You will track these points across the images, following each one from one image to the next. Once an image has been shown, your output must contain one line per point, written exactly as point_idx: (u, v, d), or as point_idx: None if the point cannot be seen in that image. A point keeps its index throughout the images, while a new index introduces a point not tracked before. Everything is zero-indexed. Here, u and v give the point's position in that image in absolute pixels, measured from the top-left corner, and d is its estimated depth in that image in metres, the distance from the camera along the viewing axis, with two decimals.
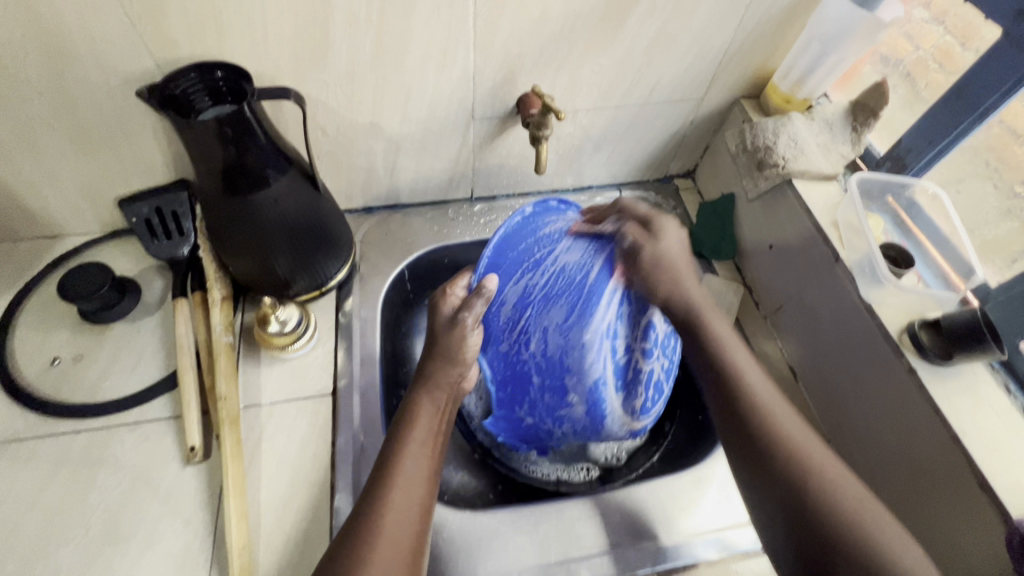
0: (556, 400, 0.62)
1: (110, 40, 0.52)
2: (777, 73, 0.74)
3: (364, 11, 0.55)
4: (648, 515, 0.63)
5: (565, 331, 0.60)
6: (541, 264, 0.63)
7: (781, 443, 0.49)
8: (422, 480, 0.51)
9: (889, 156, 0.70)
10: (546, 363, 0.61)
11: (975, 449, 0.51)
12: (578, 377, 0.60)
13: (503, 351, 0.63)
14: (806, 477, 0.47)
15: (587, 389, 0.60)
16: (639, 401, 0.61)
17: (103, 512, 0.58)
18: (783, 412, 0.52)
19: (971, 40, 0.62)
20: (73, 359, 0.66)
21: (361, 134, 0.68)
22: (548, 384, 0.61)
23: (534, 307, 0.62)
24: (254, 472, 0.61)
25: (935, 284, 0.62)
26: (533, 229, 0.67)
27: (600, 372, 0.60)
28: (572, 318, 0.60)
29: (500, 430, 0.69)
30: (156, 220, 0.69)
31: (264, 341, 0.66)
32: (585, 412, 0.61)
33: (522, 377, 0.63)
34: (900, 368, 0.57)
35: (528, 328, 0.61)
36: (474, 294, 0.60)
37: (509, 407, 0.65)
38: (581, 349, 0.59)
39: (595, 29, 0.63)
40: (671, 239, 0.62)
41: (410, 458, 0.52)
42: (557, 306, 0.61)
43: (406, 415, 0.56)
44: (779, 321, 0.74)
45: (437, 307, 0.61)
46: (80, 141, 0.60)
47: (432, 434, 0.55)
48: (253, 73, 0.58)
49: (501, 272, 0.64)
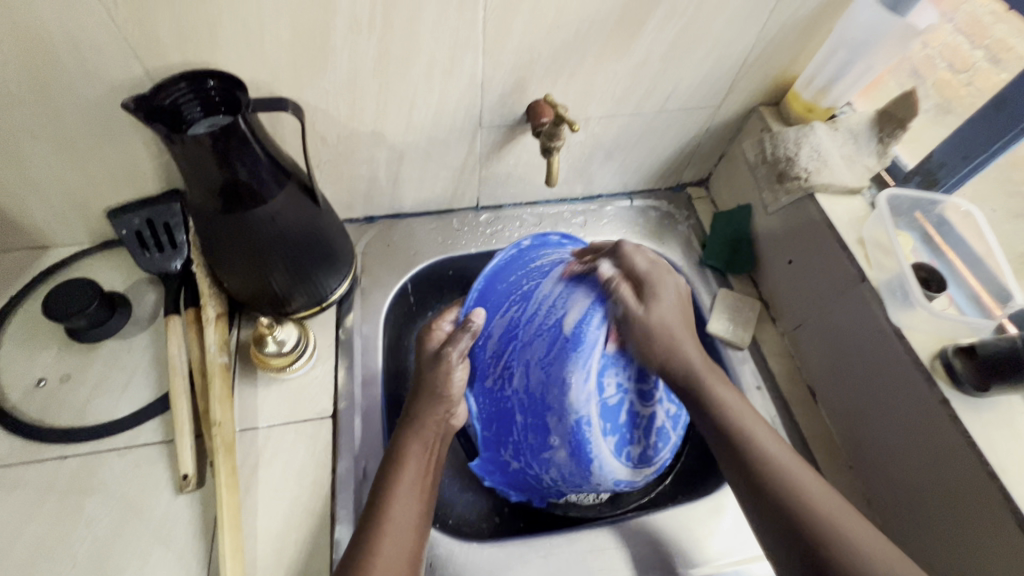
0: (538, 440, 0.58)
1: (95, 46, 0.48)
2: (799, 80, 0.70)
3: (367, 16, 0.52)
4: (664, 547, 0.60)
5: (545, 366, 0.56)
6: (527, 296, 0.61)
7: (792, 495, 0.47)
8: (411, 528, 0.50)
9: (919, 169, 0.67)
10: (529, 401, 0.58)
11: (1014, 487, 0.49)
12: (559, 416, 0.55)
13: (488, 386, 0.62)
14: (833, 547, 0.43)
15: (570, 430, 0.55)
16: (635, 449, 0.59)
17: (90, 545, 0.55)
18: (800, 470, 0.49)
19: (979, 39, 0.71)
20: (60, 380, 0.63)
21: (364, 143, 0.65)
22: (531, 423, 0.58)
23: (516, 342, 0.60)
24: (251, 501, 0.58)
25: (968, 307, 0.60)
26: (525, 261, 0.66)
27: (582, 411, 0.55)
28: (553, 353, 0.56)
29: (488, 473, 0.66)
30: (147, 232, 0.65)
31: (260, 361, 0.62)
32: (568, 460, 0.57)
33: (505, 419, 0.61)
34: (932, 398, 0.55)
35: (518, 359, 0.59)
36: (459, 329, 0.60)
37: (494, 448, 0.63)
38: (562, 386, 0.55)
39: (612, 34, 0.60)
40: (664, 298, 0.58)
41: (400, 502, 0.50)
42: (540, 339, 0.58)
43: (396, 445, 0.55)
44: (797, 339, 0.72)
45: (423, 343, 0.62)
46: (65, 151, 0.57)
47: (422, 471, 0.54)
48: (248, 81, 0.55)
49: (489, 305, 0.64)
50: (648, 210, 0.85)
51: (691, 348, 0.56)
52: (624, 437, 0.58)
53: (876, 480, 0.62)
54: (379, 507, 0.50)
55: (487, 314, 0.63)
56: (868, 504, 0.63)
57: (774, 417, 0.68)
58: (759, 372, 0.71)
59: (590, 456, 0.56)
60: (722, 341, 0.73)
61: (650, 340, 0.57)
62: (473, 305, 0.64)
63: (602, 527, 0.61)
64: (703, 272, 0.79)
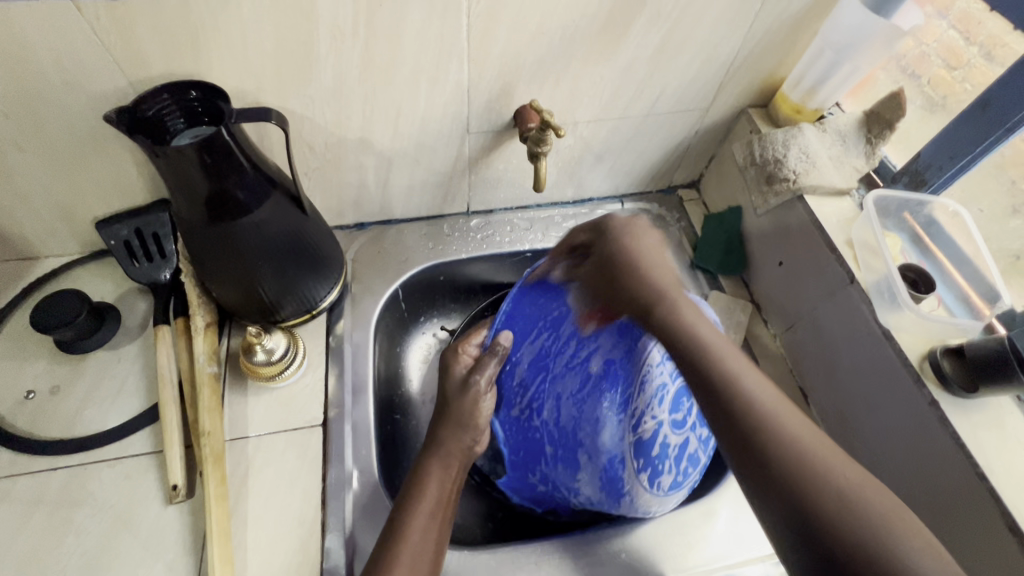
0: (566, 474, 0.60)
1: (77, 58, 0.48)
2: (787, 82, 0.71)
3: (350, 23, 0.52)
4: (655, 553, 0.60)
5: (578, 402, 0.58)
6: (557, 325, 0.62)
7: (772, 430, 0.40)
8: (426, 558, 0.49)
9: (907, 170, 0.67)
10: (559, 434, 0.60)
11: (1003, 488, 0.49)
12: (591, 453, 0.58)
13: (514, 416, 0.62)
14: (816, 493, 0.36)
15: (602, 467, 0.57)
16: (667, 479, 0.57)
17: (80, 558, 0.55)
18: (789, 415, 0.41)
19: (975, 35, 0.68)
20: (50, 391, 0.63)
21: (351, 150, 0.65)
22: (562, 454, 0.60)
23: (546, 373, 0.61)
24: (241, 510, 0.58)
25: (957, 308, 0.60)
26: (549, 284, 0.64)
27: (615, 450, 0.56)
28: (586, 390, 0.58)
29: (512, 491, 0.66)
30: (136, 242, 0.65)
31: (250, 370, 0.62)
32: (597, 492, 0.59)
33: (532, 445, 0.62)
34: (921, 400, 0.55)
35: (548, 393, 0.60)
36: (486, 353, 0.61)
37: (522, 471, 0.63)
38: (595, 424, 0.57)
39: (597, 39, 0.60)
40: (640, 231, 0.58)
41: (413, 538, 0.49)
42: (573, 372, 0.59)
43: (416, 476, 0.54)
44: (790, 340, 0.71)
45: (449, 368, 0.61)
46: (51, 161, 0.57)
47: (437, 502, 0.52)
48: (234, 90, 0.55)
49: (515, 332, 0.64)
50: (639, 212, 0.85)
51: (679, 295, 0.51)
52: (658, 468, 0.56)
53: None
54: (385, 540, 0.49)
55: (513, 342, 0.63)
56: None
57: None
58: None
59: (623, 491, 0.57)
60: None
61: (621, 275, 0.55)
62: (496, 331, 0.64)
63: (596, 532, 0.61)
64: (695, 274, 0.79)
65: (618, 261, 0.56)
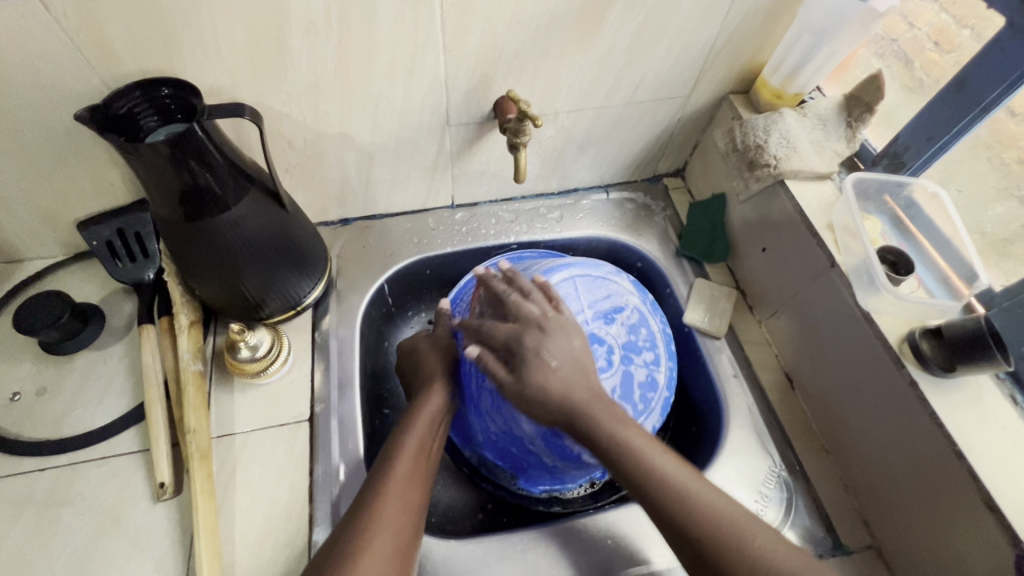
0: (536, 458, 0.62)
1: (48, 57, 0.48)
2: (767, 67, 0.70)
3: (323, 17, 0.51)
4: (641, 539, 0.60)
5: (498, 409, 0.59)
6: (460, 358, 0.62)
7: (669, 490, 0.48)
8: (400, 523, 0.49)
9: (886, 153, 0.68)
10: (509, 437, 0.61)
11: (981, 466, 0.49)
12: (532, 441, 0.60)
13: (483, 436, 0.64)
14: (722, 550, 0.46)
15: (547, 446, 0.60)
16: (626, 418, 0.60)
17: (69, 557, 0.55)
18: (686, 478, 0.49)
19: (966, 19, 0.64)
20: (36, 393, 0.63)
21: (331, 146, 0.65)
22: (524, 448, 0.62)
23: (469, 401, 0.62)
24: (229, 506, 0.58)
25: (937, 289, 0.60)
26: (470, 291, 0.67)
27: (545, 427, 0.59)
28: (498, 400, 0.59)
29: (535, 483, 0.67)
30: (118, 242, 0.64)
31: (235, 367, 0.62)
32: (558, 460, 0.61)
33: (499, 447, 0.64)
34: (901, 380, 0.55)
35: (477, 410, 0.61)
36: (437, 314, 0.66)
37: (522, 471, 0.65)
38: (519, 421, 0.58)
39: (573, 29, 0.60)
40: (549, 346, 0.52)
41: (397, 491, 0.50)
42: (484, 392, 0.60)
43: (400, 430, 0.56)
44: (774, 327, 0.72)
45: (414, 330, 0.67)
46: (27, 163, 0.57)
47: (417, 455, 0.54)
48: (209, 88, 0.55)
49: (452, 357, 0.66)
50: (624, 202, 0.85)
51: (597, 406, 0.50)
52: None
53: (853, 463, 0.62)
54: (366, 499, 0.50)
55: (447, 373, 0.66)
56: (844, 488, 0.64)
57: (752, 405, 0.68)
58: (736, 361, 0.71)
59: (576, 454, 0.60)
60: (700, 332, 0.73)
61: (538, 408, 0.51)
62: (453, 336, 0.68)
63: (585, 519, 0.61)
64: (680, 261, 0.79)
65: (527, 395, 0.51)
